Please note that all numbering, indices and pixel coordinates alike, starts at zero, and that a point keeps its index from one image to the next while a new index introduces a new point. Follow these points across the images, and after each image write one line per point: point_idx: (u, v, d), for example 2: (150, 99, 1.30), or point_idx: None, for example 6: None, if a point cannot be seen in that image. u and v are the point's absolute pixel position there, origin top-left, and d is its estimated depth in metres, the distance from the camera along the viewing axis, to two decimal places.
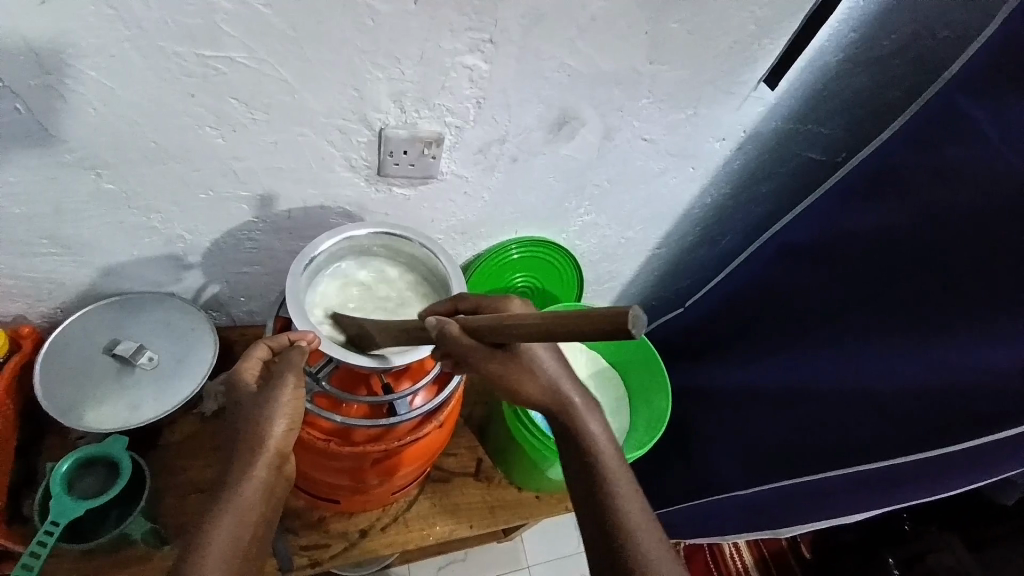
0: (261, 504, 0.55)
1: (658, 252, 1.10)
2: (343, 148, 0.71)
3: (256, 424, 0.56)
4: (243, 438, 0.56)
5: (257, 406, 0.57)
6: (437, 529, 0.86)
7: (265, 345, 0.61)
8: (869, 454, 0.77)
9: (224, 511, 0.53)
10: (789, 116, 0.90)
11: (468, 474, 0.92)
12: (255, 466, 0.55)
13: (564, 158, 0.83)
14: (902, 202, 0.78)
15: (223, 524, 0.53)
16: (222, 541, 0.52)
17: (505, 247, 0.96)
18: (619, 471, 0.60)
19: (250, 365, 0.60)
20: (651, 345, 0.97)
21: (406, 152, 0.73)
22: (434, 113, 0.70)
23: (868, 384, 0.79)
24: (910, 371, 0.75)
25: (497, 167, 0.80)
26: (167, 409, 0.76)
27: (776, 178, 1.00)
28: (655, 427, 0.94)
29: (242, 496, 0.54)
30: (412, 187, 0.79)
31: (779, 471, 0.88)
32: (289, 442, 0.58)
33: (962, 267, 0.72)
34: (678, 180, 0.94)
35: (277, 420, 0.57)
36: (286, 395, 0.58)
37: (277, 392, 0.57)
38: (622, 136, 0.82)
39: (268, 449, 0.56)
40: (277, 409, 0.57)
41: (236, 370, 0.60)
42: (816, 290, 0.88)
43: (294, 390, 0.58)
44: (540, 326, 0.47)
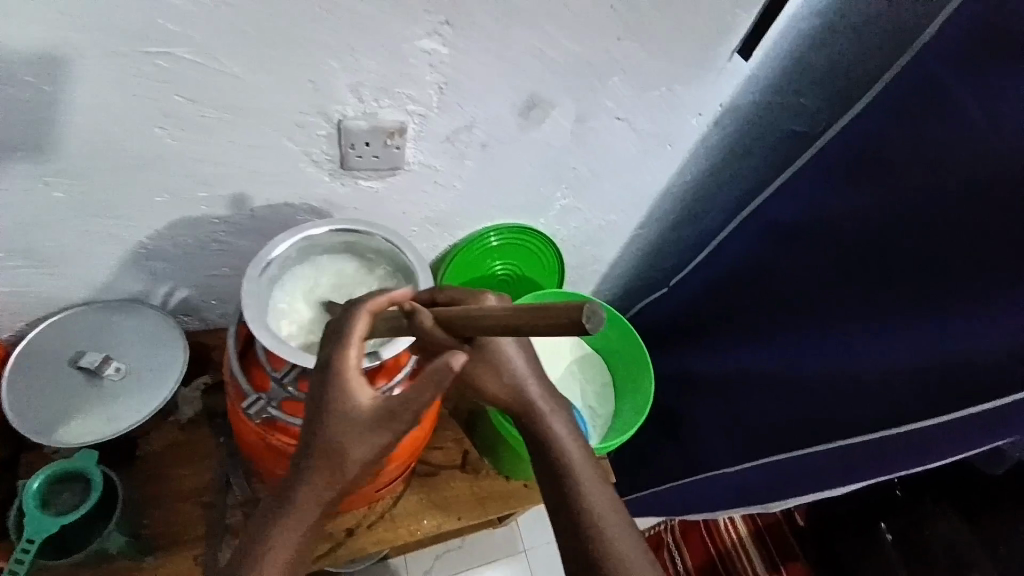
0: (319, 520, 0.50)
1: (640, 232, 1.08)
2: (303, 142, 0.68)
3: (341, 445, 0.48)
4: (317, 449, 0.48)
5: (344, 417, 0.48)
6: (425, 524, 0.86)
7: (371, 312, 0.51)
8: (851, 430, 0.78)
9: (279, 522, 0.49)
10: (766, 89, 0.87)
11: (454, 467, 0.91)
12: (323, 484, 0.49)
13: (538, 144, 0.80)
14: (887, 173, 0.76)
15: (275, 535, 0.48)
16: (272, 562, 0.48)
17: (483, 235, 0.94)
18: (596, 470, 0.55)
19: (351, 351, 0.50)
20: (632, 330, 0.93)
21: (367, 143, 0.69)
22: (396, 103, 0.66)
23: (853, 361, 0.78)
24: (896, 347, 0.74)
25: (468, 155, 0.77)
26: (140, 416, 0.74)
27: (756, 153, 0.98)
28: (639, 415, 0.91)
29: (298, 511, 0.49)
30: (379, 179, 0.76)
31: (768, 447, 0.88)
32: (371, 466, 0.50)
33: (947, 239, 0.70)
34: (656, 160, 0.92)
35: (360, 444, 0.48)
36: (394, 421, 0.49)
37: (396, 415, 0.48)
38: (596, 117, 0.79)
39: (343, 470, 0.49)
40: (361, 434, 0.48)
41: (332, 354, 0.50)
42: (802, 266, 0.87)
43: (386, 411, 0.48)
44: (505, 317, 0.45)
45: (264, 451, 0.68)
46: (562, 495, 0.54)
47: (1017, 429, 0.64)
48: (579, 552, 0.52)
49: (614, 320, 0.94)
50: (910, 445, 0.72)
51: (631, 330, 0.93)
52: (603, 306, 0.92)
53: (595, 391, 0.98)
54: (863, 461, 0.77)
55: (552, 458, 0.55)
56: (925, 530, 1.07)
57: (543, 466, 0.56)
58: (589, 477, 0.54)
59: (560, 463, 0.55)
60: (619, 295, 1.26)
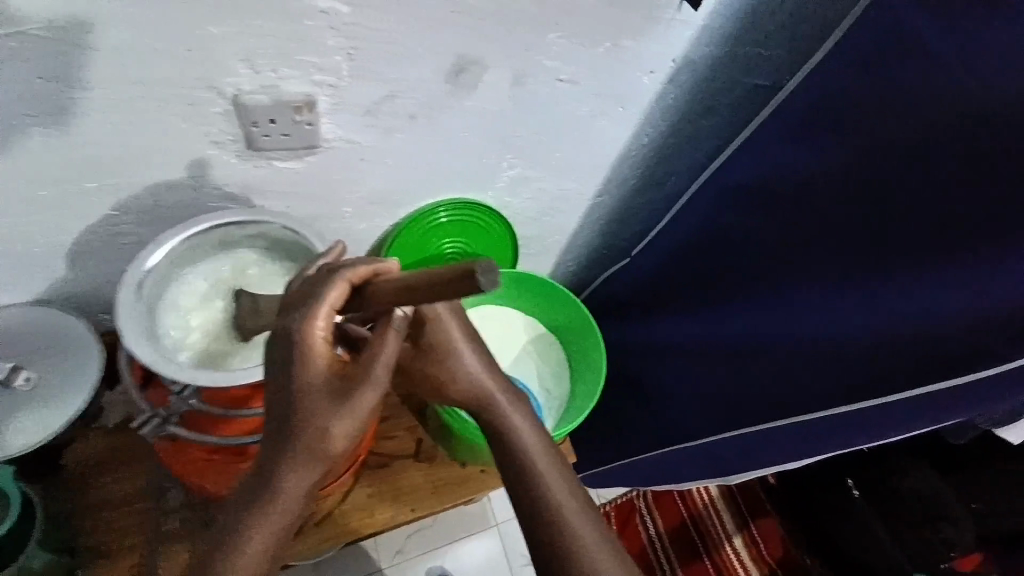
0: (301, 507, 0.51)
1: (600, 200, 1.01)
2: (197, 122, 0.60)
3: (313, 419, 0.51)
4: (294, 438, 0.51)
5: (320, 401, 0.50)
6: (377, 517, 0.85)
7: (345, 281, 0.53)
8: (813, 404, 0.75)
9: (264, 510, 0.50)
10: (726, 40, 0.79)
11: (408, 457, 0.89)
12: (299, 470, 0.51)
13: (473, 111, 0.73)
14: (853, 131, 0.70)
15: (261, 524, 0.50)
16: (269, 536, 0.50)
17: (431, 212, 0.88)
18: (560, 469, 0.55)
19: (320, 323, 0.51)
20: (584, 306, 0.90)
21: (273, 120, 0.62)
22: (298, 72, 0.59)
23: (816, 334, 0.75)
24: (862, 322, 0.70)
25: (397, 128, 0.70)
26: (75, 410, 0.69)
27: (720, 111, 0.90)
28: (592, 397, 0.88)
29: (283, 498, 0.50)
30: (295, 159, 0.68)
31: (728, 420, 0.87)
32: (350, 447, 0.53)
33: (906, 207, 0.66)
34: (609, 123, 0.85)
35: (337, 427, 0.51)
36: (366, 390, 0.52)
37: (365, 384, 0.52)
38: (536, 79, 0.72)
39: (324, 454, 0.51)
40: (338, 416, 0.51)
41: (301, 327, 0.51)
42: (761, 234, 0.82)
43: (362, 392, 0.52)
44: (406, 285, 0.47)
45: (182, 470, 0.62)
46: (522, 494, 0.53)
47: (978, 401, 0.62)
48: (546, 552, 0.51)
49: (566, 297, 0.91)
50: (874, 419, 0.69)
51: (582, 306, 0.89)
52: (546, 279, 0.92)
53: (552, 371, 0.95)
54: (826, 434, 0.74)
55: (514, 457, 0.55)
56: (894, 481, 1.01)
57: (505, 466, 0.55)
58: (552, 474, 0.54)
59: (520, 463, 0.55)
60: (586, 266, 1.20)
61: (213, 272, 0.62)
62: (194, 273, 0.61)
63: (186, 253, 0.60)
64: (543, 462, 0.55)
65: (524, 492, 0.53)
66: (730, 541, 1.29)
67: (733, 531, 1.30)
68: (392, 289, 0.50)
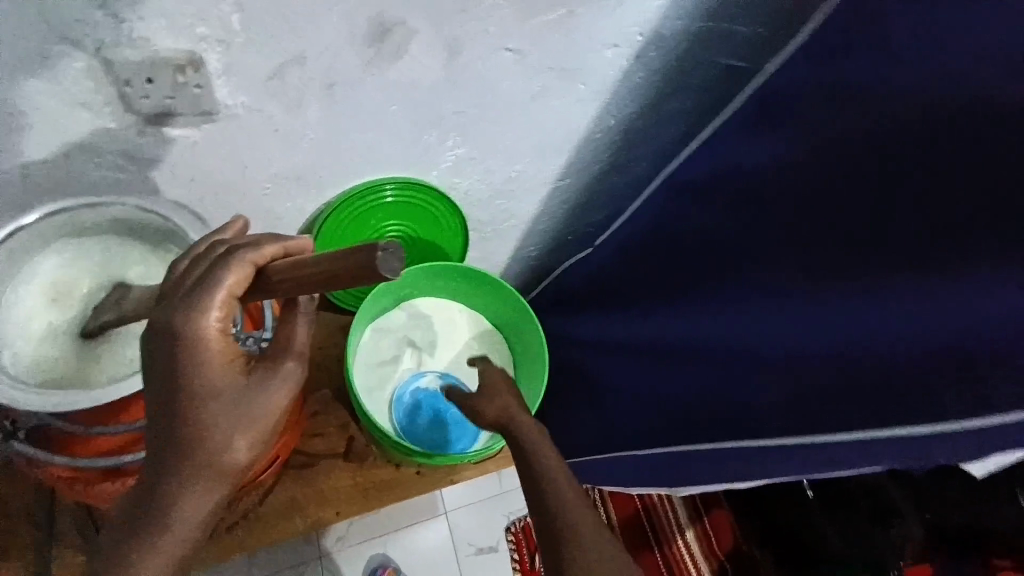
0: (209, 522, 0.45)
1: (561, 184, 0.92)
2: (54, 80, 0.51)
3: (208, 430, 0.42)
4: (188, 450, 0.42)
5: (219, 408, 0.42)
6: (295, 522, 0.82)
7: (249, 263, 0.41)
8: (759, 429, 0.66)
9: (165, 527, 0.43)
10: (701, 12, 0.69)
11: (337, 456, 0.84)
12: (200, 484, 0.43)
13: (401, 81, 0.63)
14: (835, 120, 0.60)
15: (166, 542, 0.43)
16: (163, 557, 0.44)
17: (378, 186, 0.79)
18: (567, 478, 0.56)
19: (215, 314, 0.41)
20: (527, 306, 0.86)
21: (149, 81, 0.53)
22: (172, 24, 0.49)
23: (766, 350, 0.65)
24: (817, 343, 0.59)
25: (309, 96, 0.61)
26: None
27: (693, 93, 0.81)
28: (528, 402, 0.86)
29: (185, 515, 0.43)
30: (190, 126, 0.59)
31: (670, 434, 0.77)
32: (262, 454, 0.45)
33: (886, 206, 0.55)
34: (566, 102, 0.76)
35: (240, 437, 0.43)
36: (277, 390, 0.44)
37: (275, 384, 0.44)
38: (474, 48, 0.63)
39: (226, 467, 0.43)
40: (242, 425, 0.43)
41: (188, 318, 0.40)
42: (721, 229, 0.72)
43: (271, 397, 0.44)
44: (312, 272, 0.38)
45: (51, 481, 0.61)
46: (537, 503, 0.54)
47: (955, 451, 0.50)
48: (555, 556, 0.52)
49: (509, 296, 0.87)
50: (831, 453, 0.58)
51: (524, 307, 0.86)
52: (489, 275, 0.86)
53: None
54: (771, 464, 0.64)
55: (526, 469, 0.57)
56: None
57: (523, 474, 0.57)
58: (564, 486, 0.55)
59: (531, 472, 0.56)
60: (549, 254, 1.11)
61: (60, 269, 0.59)
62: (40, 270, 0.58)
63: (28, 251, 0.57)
64: (560, 475, 0.56)
65: (539, 499, 0.55)
66: (682, 534, 1.17)
67: (686, 524, 1.17)
68: (301, 276, 0.38)
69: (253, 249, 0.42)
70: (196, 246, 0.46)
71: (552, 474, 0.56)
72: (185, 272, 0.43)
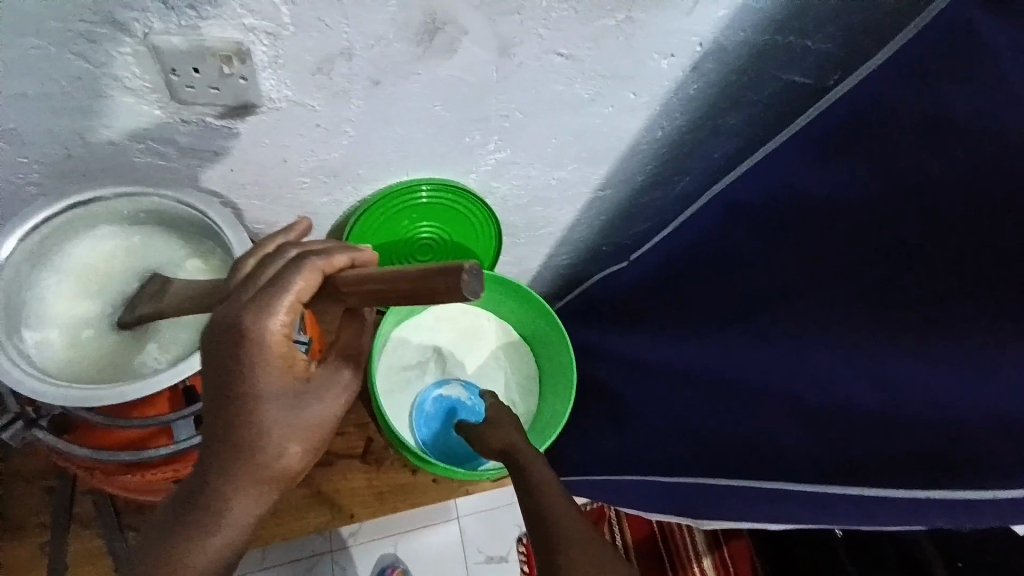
0: (254, 526, 0.44)
1: (600, 196, 0.89)
2: (102, 63, 0.51)
3: (263, 431, 0.43)
4: (242, 450, 0.43)
5: (278, 410, 0.43)
6: (313, 518, 0.90)
7: (318, 270, 0.41)
8: (789, 472, 0.60)
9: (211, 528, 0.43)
10: (767, 24, 0.65)
11: (353, 457, 0.92)
12: (249, 485, 0.43)
13: (445, 81, 0.61)
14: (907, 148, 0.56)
15: (208, 543, 0.42)
16: (210, 563, 0.43)
17: (415, 186, 0.77)
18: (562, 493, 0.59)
19: (281, 318, 0.41)
20: (562, 327, 0.83)
21: (196, 70, 0.52)
22: (222, 13, 0.48)
23: (814, 388, 0.60)
24: (870, 384, 0.55)
25: (352, 92, 0.59)
26: None
27: (747, 108, 0.76)
28: (553, 425, 0.84)
29: (232, 516, 0.43)
30: (231, 117, 0.59)
31: (689, 465, 0.71)
32: (309, 460, 0.46)
33: (966, 248, 0.51)
34: (615, 110, 0.72)
35: (295, 438, 0.44)
36: (332, 396, 0.45)
37: (330, 390, 0.45)
38: (525, 49, 0.60)
39: (276, 469, 0.44)
40: (299, 426, 0.44)
41: (256, 321, 0.40)
42: (767, 253, 0.67)
43: (325, 403, 0.45)
44: (388, 283, 0.39)
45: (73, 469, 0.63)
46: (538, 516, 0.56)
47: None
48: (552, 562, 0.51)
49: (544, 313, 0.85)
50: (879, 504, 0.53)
51: (560, 328, 0.83)
52: (518, 283, 0.83)
53: (518, 381, 0.92)
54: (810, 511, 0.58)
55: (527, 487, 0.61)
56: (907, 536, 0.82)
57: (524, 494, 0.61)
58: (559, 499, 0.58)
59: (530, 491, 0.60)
60: (581, 265, 1.08)
61: (99, 256, 0.60)
62: (80, 255, 0.59)
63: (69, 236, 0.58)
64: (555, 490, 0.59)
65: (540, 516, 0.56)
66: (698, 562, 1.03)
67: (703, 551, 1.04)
68: (376, 287, 0.40)
69: (323, 256, 0.42)
70: (264, 246, 0.47)
71: (548, 488, 0.60)
72: (250, 273, 0.43)
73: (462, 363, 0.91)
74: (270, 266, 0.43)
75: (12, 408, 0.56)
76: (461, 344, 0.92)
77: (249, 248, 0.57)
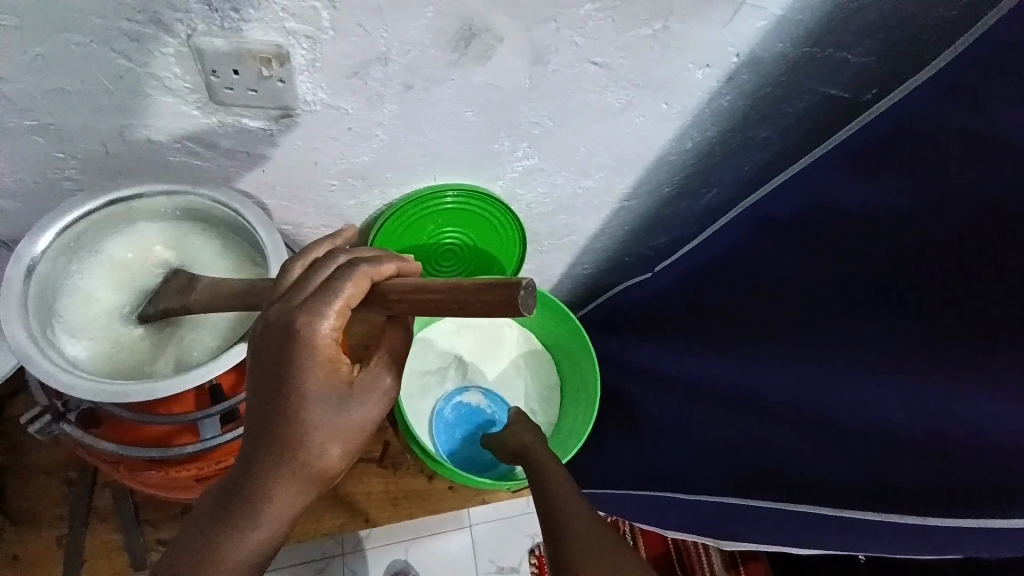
0: (288, 529, 0.44)
1: (626, 205, 0.88)
2: (145, 63, 0.52)
3: (304, 433, 0.43)
4: (283, 451, 0.43)
5: (322, 412, 0.43)
6: (327, 522, 0.87)
7: (368, 277, 0.44)
8: (819, 495, 0.58)
9: (246, 528, 0.42)
10: (807, 36, 0.64)
11: (372, 461, 0.90)
12: (288, 487, 0.43)
13: (478, 87, 0.61)
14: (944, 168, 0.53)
15: (243, 543, 0.42)
16: (244, 562, 0.43)
17: (441, 191, 0.77)
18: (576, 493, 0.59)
19: (332, 321, 0.42)
20: (586, 335, 0.82)
21: (236, 72, 0.53)
22: (264, 17, 0.49)
23: (837, 413, 0.58)
24: (897, 411, 0.53)
25: (385, 96, 0.59)
26: None
27: (781, 120, 0.75)
28: (575, 436, 0.83)
29: (268, 517, 0.43)
30: (268, 119, 0.59)
31: (711, 484, 0.69)
32: (347, 465, 0.46)
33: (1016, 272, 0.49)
34: (646, 120, 0.72)
35: (337, 441, 0.44)
36: (373, 401, 0.45)
37: (372, 395, 0.45)
38: (559, 57, 0.60)
39: (316, 472, 0.44)
40: (340, 430, 0.44)
41: (308, 323, 0.42)
42: (799, 269, 0.64)
43: (366, 408, 0.45)
44: (441, 297, 0.42)
45: (98, 464, 0.64)
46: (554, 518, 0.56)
47: None
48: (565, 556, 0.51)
49: (568, 320, 0.84)
50: (910, 536, 0.51)
51: (584, 336, 0.82)
52: (540, 292, 0.83)
53: (538, 392, 0.92)
54: (838, 538, 0.57)
55: (544, 486, 0.62)
56: None
57: (540, 490, 0.62)
58: (573, 498, 0.58)
59: (545, 488, 0.61)
60: (603, 274, 1.07)
61: (128, 253, 0.60)
62: (111, 253, 0.60)
63: (103, 233, 0.59)
64: (570, 490, 0.60)
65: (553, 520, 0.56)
66: None
67: None
68: (428, 300, 0.43)
69: (372, 264, 0.44)
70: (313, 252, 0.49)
71: (562, 488, 0.60)
72: (300, 277, 0.45)
73: (484, 372, 0.90)
74: (321, 271, 0.45)
75: (42, 402, 0.59)
76: (483, 352, 0.92)
77: (279, 247, 0.57)
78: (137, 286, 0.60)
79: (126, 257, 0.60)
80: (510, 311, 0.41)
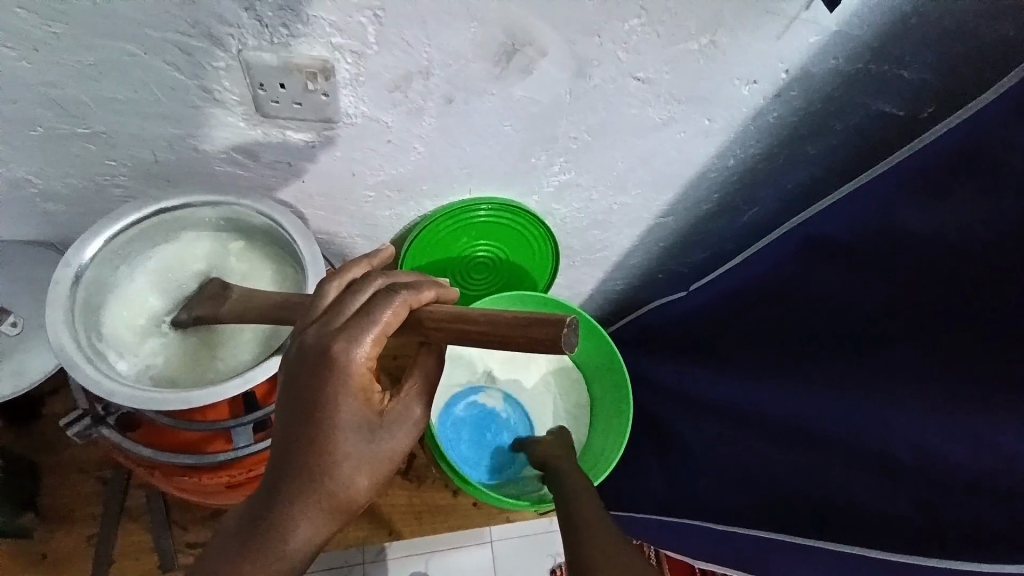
0: (311, 558, 0.43)
1: (663, 221, 0.86)
2: (197, 75, 0.53)
3: (334, 461, 0.43)
4: (311, 478, 0.42)
5: (352, 441, 0.43)
6: (353, 532, 0.91)
7: (407, 305, 0.44)
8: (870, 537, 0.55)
9: (270, 555, 0.42)
10: (860, 52, 0.61)
11: (398, 473, 0.94)
12: (314, 515, 0.43)
13: (518, 101, 0.60)
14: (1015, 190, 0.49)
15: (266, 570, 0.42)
16: None
17: (475, 205, 0.77)
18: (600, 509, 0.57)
19: (368, 348, 0.42)
20: (615, 350, 0.82)
21: (282, 86, 0.54)
22: (312, 31, 0.50)
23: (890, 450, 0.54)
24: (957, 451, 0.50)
25: (426, 110, 0.59)
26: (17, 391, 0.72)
27: (829, 138, 0.72)
28: (604, 459, 0.80)
29: (292, 545, 0.42)
30: (311, 131, 0.60)
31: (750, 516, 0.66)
32: (372, 495, 0.45)
33: None
34: (688, 137, 0.70)
35: (365, 471, 0.43)
36: (403, 432, 0.45)
37: (401, 426, 0.45)
38: (602, 72, 0.59)
39: (343, 501, 0.43)
40: (369, 460, 0.43)
41: (345, 350, 0.42)
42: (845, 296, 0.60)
43: (396, 438, 0.45)
44: (483, 330, 0.42)
45: (135, 468, 0.66)
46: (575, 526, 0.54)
47: None
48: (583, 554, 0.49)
49: (597, 337, 0.83)
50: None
51: (614, 350, 0.82)
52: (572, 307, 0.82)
53: (568, 411, 0.90)
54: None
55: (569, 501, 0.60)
56: None
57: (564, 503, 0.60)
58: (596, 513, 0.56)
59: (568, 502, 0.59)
60: (635, 291, 1.05)
61: (166, 258, 0.62)
62: (151, 258, 0.61)
63: (145, 239, 0.60)
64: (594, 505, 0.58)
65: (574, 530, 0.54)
66: None
67: None
68: (468, 331, 0.43)
69: (411, 291, 0.44)
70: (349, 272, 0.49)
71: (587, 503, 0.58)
72: (336, 300, 0.45)
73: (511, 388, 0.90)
74: (358, 295, 0.45)
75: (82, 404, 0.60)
76: (512, 368, 0.91)
77: (317, 259, 0.57)
78: (174, 292, 0.61)
79: (164, 263, 0.62)
80: (553, 348, 0.41)
